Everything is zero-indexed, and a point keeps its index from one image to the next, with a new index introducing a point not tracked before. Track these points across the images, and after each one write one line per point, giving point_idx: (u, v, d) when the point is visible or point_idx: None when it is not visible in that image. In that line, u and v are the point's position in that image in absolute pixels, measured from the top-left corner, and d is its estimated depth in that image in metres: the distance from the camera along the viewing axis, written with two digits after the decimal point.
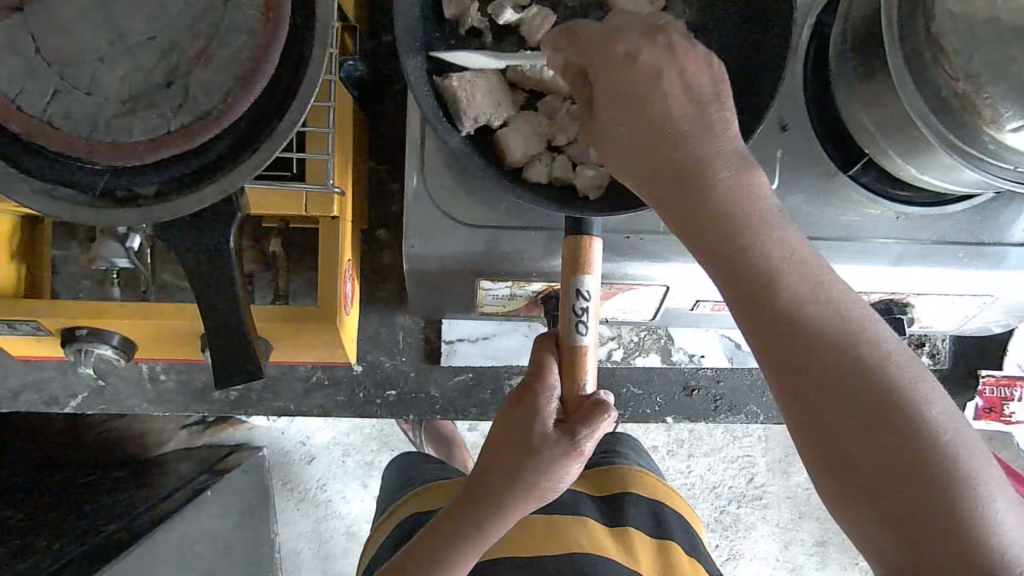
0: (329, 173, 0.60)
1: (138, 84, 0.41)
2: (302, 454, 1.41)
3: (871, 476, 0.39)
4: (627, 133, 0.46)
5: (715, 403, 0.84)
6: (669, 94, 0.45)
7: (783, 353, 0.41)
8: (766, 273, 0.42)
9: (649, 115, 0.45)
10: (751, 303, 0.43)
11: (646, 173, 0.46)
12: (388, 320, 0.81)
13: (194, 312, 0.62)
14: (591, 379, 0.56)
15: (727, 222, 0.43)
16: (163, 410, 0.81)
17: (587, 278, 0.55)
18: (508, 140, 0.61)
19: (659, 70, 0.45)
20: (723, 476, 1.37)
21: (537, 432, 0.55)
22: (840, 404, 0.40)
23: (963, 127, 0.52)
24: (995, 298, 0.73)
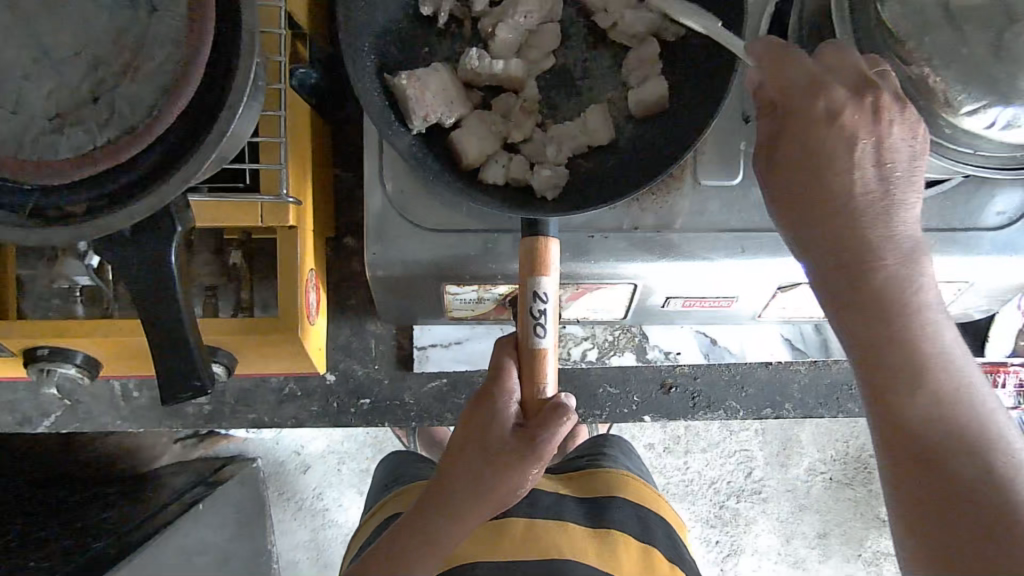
0: (283, 183, 0.59)
1: (63, 101, 0.40)
2: (296, 464, 1.41)
3: (951, 505, 0.44)
4: (794, 191, 0.48)
5: (693, 400, 0.83)
6: (859, 168, 0.47)
7: (891, 373, 0.47)
8: (915, 348, 0.47)
9: (827, 181, 0.47)
10: (864, 332, 0.48)
11: (788, 192, 0.49)
12: (360, 328, 0.80)
13: (139, 327, 0.62)
14: (551, 381, 0.55)
15: (880, 306, 0.47)
16: (137, 426, 0.81)
17: (543, 280, 0.55)
18: (466, 142, 0.60)
19: (856, 137, 0.47)
20: (721, 471, 1.36)
21: (496, 436, 0.55)
22: (940, 443, 0.45)
23: (920, 111, 0.51)
24: (971, 283, 0.72)
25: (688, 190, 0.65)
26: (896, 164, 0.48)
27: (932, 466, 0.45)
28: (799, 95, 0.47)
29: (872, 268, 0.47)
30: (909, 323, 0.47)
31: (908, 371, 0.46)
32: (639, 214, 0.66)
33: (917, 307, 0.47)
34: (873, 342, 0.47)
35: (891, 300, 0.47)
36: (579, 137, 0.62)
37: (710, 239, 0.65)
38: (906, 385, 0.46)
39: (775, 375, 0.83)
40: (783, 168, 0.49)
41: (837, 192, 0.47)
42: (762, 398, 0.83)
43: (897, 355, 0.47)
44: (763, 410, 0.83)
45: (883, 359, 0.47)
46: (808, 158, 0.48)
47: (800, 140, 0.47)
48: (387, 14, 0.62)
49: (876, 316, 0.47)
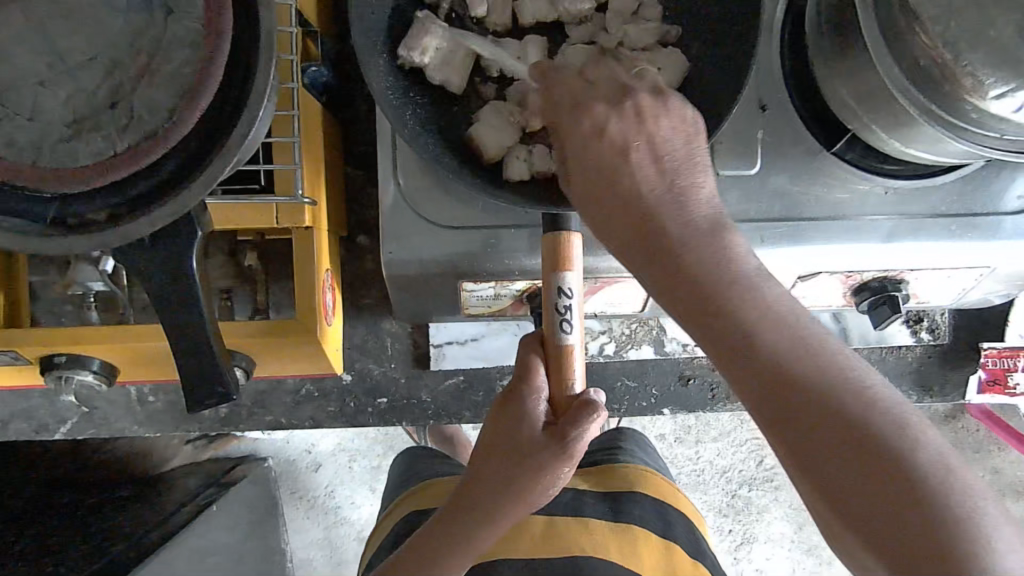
0: (298, 183, 0.59)
1: (81, 106, 0.40)
2: (308, 462, 1.41)
3: (855, 476, 0.36)
4: (592, 175, 0.47)
5: (713, 392, 0.82)
6: (635, 153, 0.46)
7: (718, 339, 0.41)
8: (741, 301, 0.41)
9: (609, 154, 0.46)
10: (679, 287, 0.43)
11: (581, 168, 0.47)
12: (375, 327, 0.80)
13: (165, 333, 0.62)
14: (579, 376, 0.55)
15: (712, 301, 0.41)
16: (154, 431, 0.80)
17: (567, 275, 0.54)
18: (488, 133, 0.59)
19: (626, 138, 0.46)
20: (732, 460, 1.36)
21: (526, 437, 0.55)
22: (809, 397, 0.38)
23: (943, 95, 0.50)
24: (992, 268, 0.71)
25: None
26: (613, 122, 0.47)
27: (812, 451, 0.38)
28: (571, 98, 0.49)
29: (693, 256, 0.42)
30: (709, 269, 0.42)
31: (732, 327, 0.41)
32: None
33: (723, 262, 0.42)
34: (684, 289, 0.42)
35: (702, 259, 0.42)
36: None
37: None
38: (739, 346, 0.40)
39: None
40: (587, 151, 0.47)
41: (616, 168, 0.46)
42: None
43: (711, 312, 0.41)
44: None
45: (699, 315, 0.42)
46: (589, 140, 0.47)
47: (577, 128, 0.48)
48: (399, 11, 0.61)
49: (683, 277, 0.42)
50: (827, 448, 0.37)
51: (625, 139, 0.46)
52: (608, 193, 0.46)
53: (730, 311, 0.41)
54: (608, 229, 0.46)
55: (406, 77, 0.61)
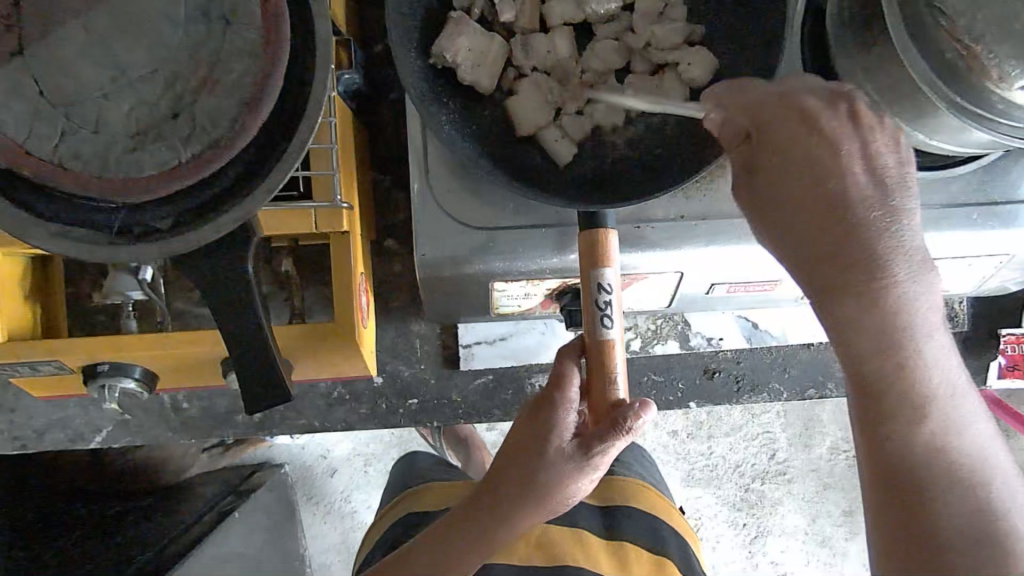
0: (336, 188, 0.60)
1: (143, 118, 0.41)
2: (324, 468, 1.42)
3: (922, 526, 0.44)
4: (779, 169, 0.44)
5: (738, 384, 0.83)
6: (841, 158, 0.43)
7: (870, 356, 0.44)
8: (898, 335, 0.43)
9: (817, 151, 0.43)
10: (843, 295, 0.43)
11: (771, 156, 0.45)
12: (404, 329, 0.81)
13: (218, 336, 0.63)
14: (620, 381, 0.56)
15: (874, 351, 0.44)
16: (188, 437, 0.81)
17: (606, 272, 0.56)
18: (526, 117, 0.62)
19: (836, 139, 0.43)
20: (744, 454, 1.37)
21: (551, 446, 0.57)
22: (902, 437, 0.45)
23: (968, 88, 0.52)
24: (1012, 256, 0.72)
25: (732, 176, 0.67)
26: (835, 130, 0.44)
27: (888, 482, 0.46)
28: (779, 116, 0.44)
29: (877, 287, 0.42)
30: (884, 299, 0.43)
31: (879, 350, 0.44)
32: (684, 203, 0.67)
33: (899, 287, 0.43)
34: (842, 300, 0.43)
35: (883, 283, 0.43)
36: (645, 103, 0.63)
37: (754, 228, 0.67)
38: (880, 369, 0.44)
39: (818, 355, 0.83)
40: (776, 147, 0.44)
41: (826, 168, 0.43)
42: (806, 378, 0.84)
43: (868, 339, 0.43)
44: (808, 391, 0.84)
45: (852, 333, 0.44)
46: (795, 135, 0.44)
47: (780, 125, 0.45)
48: (430, 18, 0.63)
49: (858, 293, 0.43)
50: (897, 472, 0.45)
51: (845, 151, 0.43)
52: (795, 190, 0.44)
53: (881, 344, 0.43)
54: (778, 226, 0.45)
55: (439, 77, 0.62)
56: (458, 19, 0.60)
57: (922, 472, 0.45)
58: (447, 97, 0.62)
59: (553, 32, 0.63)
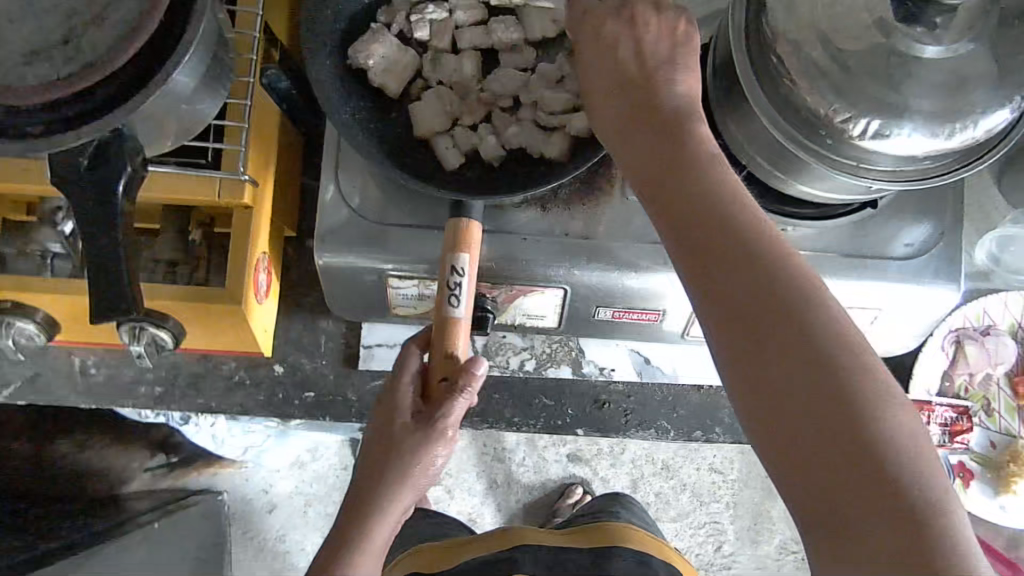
0: (241, 163, 0.66)
1: (38, 41, 0.47)
2: (264, 503, 1.64)
3: (811, 432, 0.45)
4: (614, 104, 0.55)
5: (626, 417, 0.85)
6: (651, 77, 0.54)
7: (718, 271, 0.48)
8: (750, 235, 0.49)
9: (641, 79, 0.54)
10: (687, 212, 0.50)
11: (607, 107, 0.55)
12: (312, 324, 0.85)
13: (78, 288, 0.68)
14: (460, 362, 0.60)
15: (733, 234, 0.49)
16: (90, 403, 0.84)
17: (463, 257, 0.61)
18: (422, 118, 0.68)
19: (634, 50, 0.55)
20: (691, 543, 1.68)
21: (397, 424, 0.60)
22: (779, 344, 0.46)
23: (807, 124, 0.58)
24: (882, 311, 0.76)
25: (617, 204, 0.73)
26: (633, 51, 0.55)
27: (789, 406, 0.46)
28: (587, 31, 0.57)
29: (714, 196, 0.50)
30: (730, 206, 0.50)
31: (737, 258, 0.48)
32: (568, 223, 0.73)
33: (733, 193, 0.50)
34: (683, 220, 0.50)
35: (715, 188, 0.50)
36: (533, 130, 0.68)
37: (629, 251, 0.72)
38: (739, 279, 0.48)
39: (706, 399, 0.85)
40: (596, 93, 0.56)
41: (649, 102, 0.54)
42: (693, 419, 0.85)
43: (722, 243, 0.49)
44: (693, 432, 0.85)
45: (695, 244, 0.49)
46: (607, 73, 0.55)
47: (597, 69, 0.56)
48: (354, 30, 0.71)
49: (702, 207, 0.50)
50: (781, 396, 0.46)
51: (664, 83, 0.54)
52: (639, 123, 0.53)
53: (729, 246, 0.48)
54: (637, 166, 0.53)
55: (353, 79, 0.69)
56: (378, 31, 0.68)
57: (822, 374, 0.45)
58: (359, 99, 0.69)
59: (462, 53, 0.70)
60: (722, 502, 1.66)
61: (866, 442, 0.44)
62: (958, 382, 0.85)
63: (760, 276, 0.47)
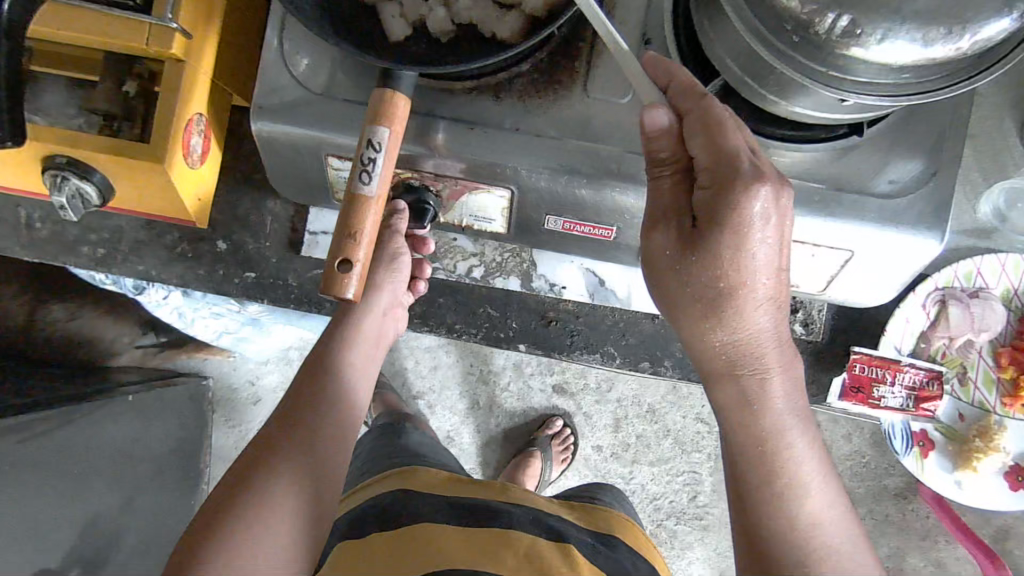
0: (170, 7, 0.62)
1: None
2: (249, 394, 1.73)
3: (753, 529, 0.60)
4: (680, 224, 0.57)
5: (572, 338, 0.81)
6: (742, 218, 0.52)
7: (732, 400, 0.59)
8: (761, 388, 0.58)
9: (722, 211, 0.53)
10: (721, 353, 0.59)
11: (664, 211, 0.58)
12: (260, 204, 0.82)
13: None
14: (364, 247, 0.56)
15: (747, 382, 0.58)
16: (33, 257, 0.83)
17: (382, 131, 0.56)
18: None
19: (737, 178, 0.52)
20: (664, 488, 1.69)
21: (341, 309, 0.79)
22: (752, 472, 0.59)
23: (782, 29, 0.52)
24: (855, 254, 0.69)
25: (576, 99, 0.67)
26: (731, 201, 0.52)
27: (746, 505, 0.60)
28: (695, 122, 0.54)
29: (742, 349, 0.58)
30: (752, 375, 0.58)
31: (741, 398, 0.59)
32: (521, 117, 0.67)
33: (759, 360, 0.58)
34: (716, 357, 0.59)
35: (748, 350, 0.58)
36: (487, 7, 0.62)
37: (582, 154, 0.66)
38: (742, 414, 0.59)
39: (659, 330, 0.80)
40: (659, 186, 0.59)
41: (717, 223, 0.53)
42: (642, 350, 0.81)
43: (731, 387, 0.59)
44: (640, 363, 0.81)
45: (717, 378, 0.60)
46: (709, 174, 0.54)
47: (702, 146, 0.54)
48: None
49: (733, 358, 0.58)
50: (753, 502, 0.59)
51: (751, 219, 0.52)
52: (709, 248, 0.54)
53: (740, 386, 0.59)
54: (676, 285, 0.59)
55: None
56: None
57: (776, 499, 0.59)
58: None
59: None
60: (704, 452, 1.67)
61: (785, 553, 0.58)
62: (934, 345, 0.80)
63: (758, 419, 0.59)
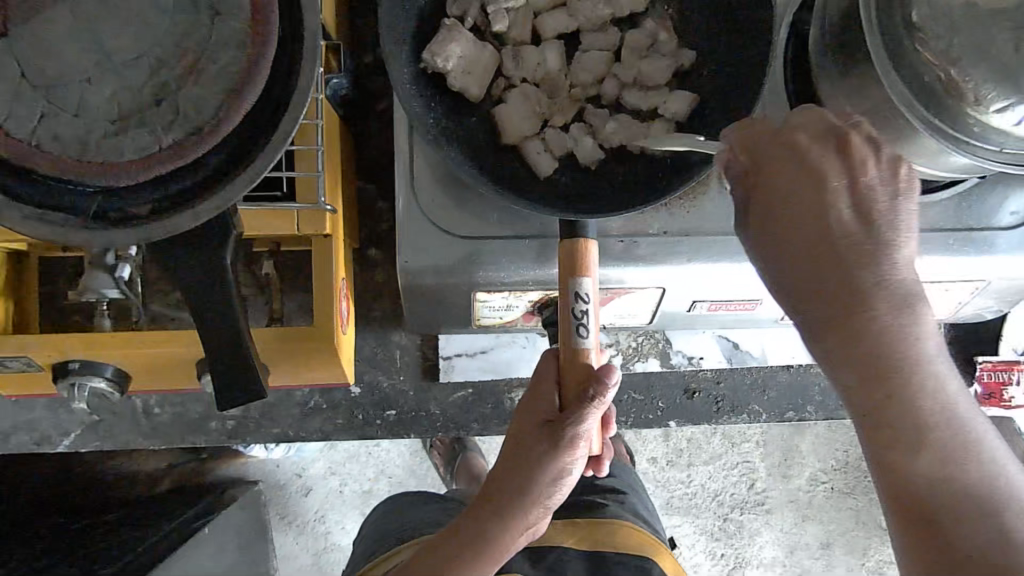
0: (319, 190, 0.60)
1: (127, 103, 0.40)
2: (298, 487, 1.43)
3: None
4: (791, 241, 0.46)
5: (717, 404, 0.83)
6: (839, 209, 0.46)
7: (884, 416, 0.46)
8: (903, 390, 0.45)
9: (822, 224, 0.46)
10: (859, 364, 0.46)
11: (775, 241, 0.47)
12: (384, 339, 0.80)
13: (195, 339, 0.61)
14: (593, 417, 0.55)
15: (905, 389, 0.45)
16: (159, 443, 0.79)
17: (585, 281, 0.56)
18: (507, 121, 0.62)
19: (835, 182, 0.46)
20: (723, 483, 1.45)
21: (543, 413, 0.57)
22: (937, 494, 0.45)
23: (947, 109, 0.53)
24: (987, 282, 0.74)
25: (715, 193, 0.68)
26: (829, 206, 0.46)
27: (943, 546, 0.45)
28: (772, 151, 0.47)
29: (894, 346, 0.45)
30: (900, 372, 0.45)
31: (901, 408, 0.46)
32: (668, 219, 0.67)
33: (909, 352, 0.45)
34: (862, 375, 0.46)
35: (890, 344, 0.45)
36: (633, 125, 0.62)
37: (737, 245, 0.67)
38: (895, 417, 0.46)
39: (796, 378, 0.83)
40: (770, 205, 0.47)
41: (841, 245, 0.45)
42: (784, 400, 0.84)
43: (884, 406, 0.46)
44: (785, 413, 0.84)
45: (873, 394, 0.46)
46: (805, 193, 0.46)
47: (788, 177, 0.46)
48: (421, 26, 0.63)
49: (871, 366, 0.45)
50: (969, 561, 0.44)
51: (847, 214, 0.46)
52: (827, 277, 0.46)
53: (901, 397, 0.45)
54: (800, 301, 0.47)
55: (427, 83, 0.62)
56: (452, 26, 0.60)
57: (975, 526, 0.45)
58: (435, 105, 0.62)
59: (545, 44, 0.64)
60: (755, 440, 1.45)
61: None
62: None
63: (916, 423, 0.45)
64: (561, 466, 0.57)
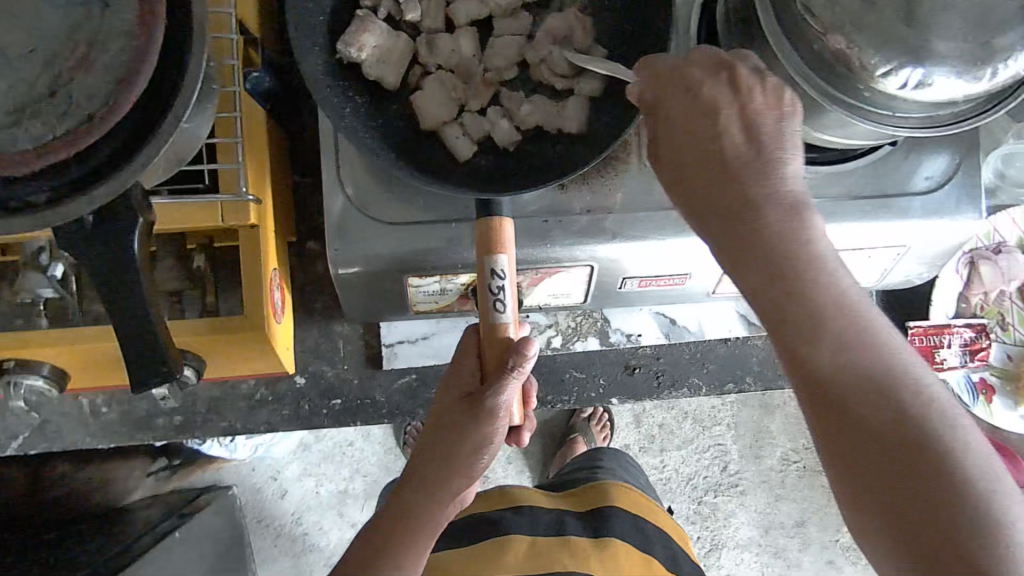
0: (241, 181, 0.61)
1: (21, 96, 0.41)
2: (274, 490, 1.44)
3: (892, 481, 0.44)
4: (690, 158, 0.50)
5: (658, 379, 0.85)
6: (732, 134, 0.48)
7: (789, 324, 0.47)
8: (805, 295, 0.47)
9: (714, 143, 0.48)
10: (765, 274, 0.48)
11: (677, 156, 0.50)
12: (327, 330, 0.81)
13: (111, 333, 0.63)
14: (510, 389, 0.57)
15: (808, 298, 0.47)
16: (108, 442, 0.80)
17: (500, 258, 0.58)
18: (424, 108, 0.64)
19: (720, 107, 0.48)
20: (696, 467, 1.46)
21: (464, 384, 0.60)
22: (853, 400, 0.46)
23: (837, 78, 0.54)
24: (908, 247, 0.76)
25: (635, 171, 0.69)
26: (719, 124, 0.48)
27: (870, 451, 0.45)
28: (670, 88, 0.50)
29: (794, 255, 0.47)
30: (804, 279, 0.47)
31: (805, 313, 0.47)
32: (591, 197, 0.69)
33: (808, 258, 0.47)
34: (769, 290, 0.48)
35: (790, 253, 0.47)
36: (548, 106, 0.64)
37: (658, 219, 0.69)
38: (803, 328, 0.47)
39: (734, 350, 0.85)
40: (670, 139, 0.50)
41: (731, 163, 0.48)
42: (724, 373, 0.86)
43: (788, 309, 0.47)
44: (725, 385, 0.86)
45: (782, 306, 0.47)
46: (696, 119, 0.49)
47: (681, 105, 0.50)
48: (336, 19, 0.64)
49: (776, 277, 0.47)
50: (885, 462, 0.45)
51: (737, 135, 0.48)
52: (717, 187, 0.49)
53: (803, 305, 0.47)
54: (709, 223, 0.50)
55: (343, 74, 0.64)
56: (365, 18, 0.62)
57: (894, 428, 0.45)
58: (353, 95, 0.64)
59: (459, 31, 0.65)
60: (725, 423, 1.47)
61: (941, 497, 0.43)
62: (974, 304, 0.88)
63: (825, 329, 0.47)
64: (484, 433, 0.58)
